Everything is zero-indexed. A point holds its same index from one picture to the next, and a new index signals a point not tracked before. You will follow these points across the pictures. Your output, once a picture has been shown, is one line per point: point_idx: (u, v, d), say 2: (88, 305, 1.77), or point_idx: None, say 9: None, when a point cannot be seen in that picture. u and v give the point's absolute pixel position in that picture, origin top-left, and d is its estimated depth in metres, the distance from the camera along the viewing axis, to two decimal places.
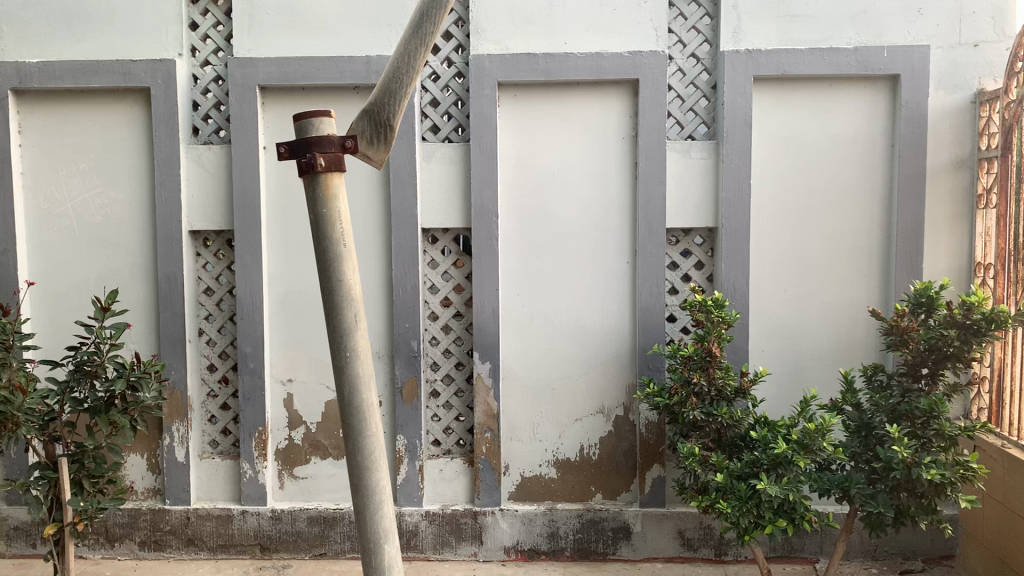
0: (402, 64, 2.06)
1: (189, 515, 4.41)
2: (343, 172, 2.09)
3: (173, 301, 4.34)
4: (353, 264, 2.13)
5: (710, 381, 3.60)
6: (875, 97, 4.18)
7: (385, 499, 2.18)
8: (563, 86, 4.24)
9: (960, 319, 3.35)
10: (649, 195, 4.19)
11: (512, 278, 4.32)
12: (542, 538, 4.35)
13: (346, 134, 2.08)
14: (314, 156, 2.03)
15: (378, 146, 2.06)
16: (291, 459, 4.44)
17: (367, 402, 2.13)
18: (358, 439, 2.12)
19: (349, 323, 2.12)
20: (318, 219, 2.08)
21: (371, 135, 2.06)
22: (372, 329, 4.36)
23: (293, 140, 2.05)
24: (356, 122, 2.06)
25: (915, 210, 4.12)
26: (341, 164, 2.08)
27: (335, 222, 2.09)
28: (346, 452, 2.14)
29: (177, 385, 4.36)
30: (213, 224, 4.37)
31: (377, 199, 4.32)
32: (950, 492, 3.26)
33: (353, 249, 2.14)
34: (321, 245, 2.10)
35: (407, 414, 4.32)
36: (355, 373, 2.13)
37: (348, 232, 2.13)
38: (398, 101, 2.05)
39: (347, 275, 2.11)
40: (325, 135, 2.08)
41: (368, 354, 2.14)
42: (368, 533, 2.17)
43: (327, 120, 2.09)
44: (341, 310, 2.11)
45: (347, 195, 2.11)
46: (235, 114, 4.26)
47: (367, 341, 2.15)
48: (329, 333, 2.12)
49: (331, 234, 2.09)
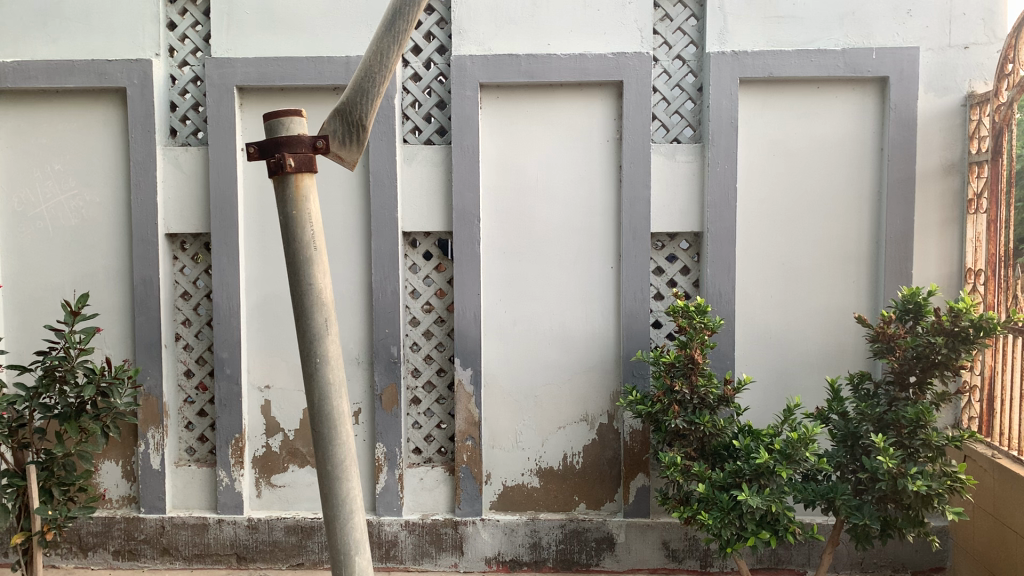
0: (376, 63, 2.00)
1: (164, 524, 4.32)
2: (314, 172, 2.03)
3: (149, 305, 4.26)
4: (324, 269, 2.08)
5: (692, 389, 3.52)
6: (865, 100, 4.10)
7: (357, 509, 2.11)
8: (547, 87, 4.17)
9: (949, 326, 3.27)
10: (634, 199, 4.11)
11: (495, 282, 4.24)
12: (524, 548, 4.25)
13: (318, 134, 2.03)
14: (284, 156, 1.99)
15: (350, 146, 2.02)
16: (269, 467, 4.36)
17: (339, 410, 2.08)
18: (327, 447, 2.05)
19: (320, 329, 2.06)
20: (287, 220, 2.04)
21: (343, 136, 2.01)
22: (351, 335, 4.28)
23: (263, 140, 2.00)
24: (328, 122, 2.01)
25: (904, 215, 4.04)
26: (313, 164, 2.03)
27: (304, 224, 2.04)
28: (316, 461, 2.08)
29: (153, 391, 4.28)
30: (191, 227, 4.30)
31: (357, 202, 4.24)
32: (936, 503, 3.17)
33: (324, 253, 2.07)
34: (291, 248, 2.04)
35: (386, 421, 4.23)
36: (326, 381, 2.07)
37: (319, 235, 2.07)
38: (372, 100, 2.00)
39: (318, 279, 2.06)
40: (295, 135, 2.02)
41: (339, 361, 2.08)
42: (338, 545, 2.09)
43: (299, 120, 2.04)
44: (311, 315, 2.05)
45: (318, 197, 2.06)
46: (213, 115, 4.18)
47: (338, 347, 2.09)
48: (300, 339, 2.06)
49: (300, 237, 2.04)
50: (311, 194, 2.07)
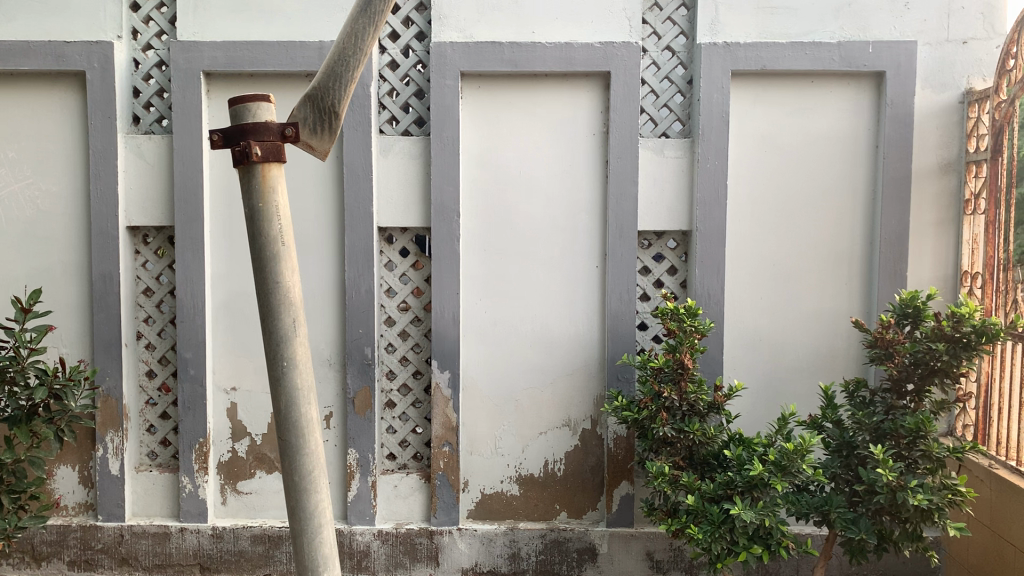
0: (349, 46, 1.81)
1: (122, 532, 4.10)
2: (282, 163, 1.84)
3: (109, 302, 4.04)
4: (293, 265, 1.88)
5: (681, 395, 3.35)
6: (860, 94, 3.95)
7: (327, 524, 1.93)
8: (531, 77, 3.98)
9: (949, 332, 3.12)
10: (621, 195, 3.94)
11: (475, 281, 4.05)
12: (502, 559, 4.08)
13: (287, 121, 1.84)
14: (250, 144, 1.79)
15: (321, 136, 1.85)
16: (234, 474, 4.14)
17: (307, 418, 1.90)
18: (294, 457, 1.87)
19: (288, 330, 1.86)
20: (252, 214, 1.84)
21: (314, 123, 1.84)
22: (323, 335, 4.07)
23: (227, 126, 1.79)
24: (297, 109, 1.83)
25: (900, 215, 3.90)
26: (281, 154, 1.84)
27: (271, 217, 1.85)
28: (282, 472, 1.89)
29: (112, 392, 4.05)
30: (154, 220, 4.07)
31: (330, 196, 4.03)
32: (937, 519, 3.02)
33: (292, 249, 1.88)
34: (256, 242, 1.85)
35: (359, 426, 4.03)
36: (293, 387, 1.88)
37: (287, 227, 1.88)
38: (345, 86, 1.82)
39: (286, 275, 1.86)
40: (263, 122, 1.82)
41: (308, 365, 1.90)
42: (305, 564, 1.92)
43: (266, 105, 1.84)
44: (277, 315, 1.85)
45: (286, 189, 1.87)
46: (178, 101, 3.96)
47: (307, 348, 1.90)
48: (264, 342, 1.87)
49: (266, 231, 1.84)
50: (279, 186, 1.88)
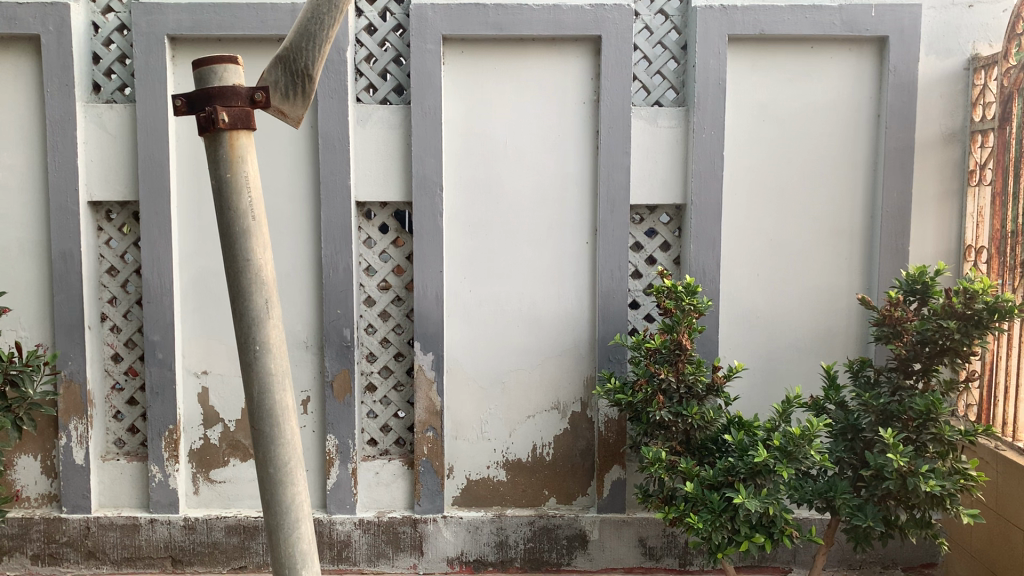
0: (324, 4, 1.75)
1: (89, 524, 3.89)
2: (252, 130, 1.77)
3: (70, 282, 3.80)
4: (264, 242, 1.80)
5: (678, 377, 3.19)
6: (862, 60, 3.78)
7: (303, 515, 1.87)
8: (517, 42, 3.77)
9: (961, 309, 2.97)
10: (612, 167, 3.74)
11: (460, 259, 3.85)
12: (489, 548, 3.91)
13: (257, 85, 1.77)
14: (216, 109, 1.72)
15: (294, 101, 1.78)
16: (207, 462, 3.95)
17: (283, 405, 1.83)
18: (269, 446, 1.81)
19: (260, 312, 1.79)
20: (220, 184, 1.77)
21: (286, 88, 1.77)
22: (299, 317, 3.86)
23: (192, 91, 1.73)
24: (268, 72, 1.76)
25: (901, 187, 3.74)
26: (250, 121, 1.77)
27: (241, 189, 1.77)
28: (256, 461, 1.84)
29: (75, 377, 3.83)
30: (117, 194, 3.83)
31: (305, 168, 3.80)
32: (950, 505, 2.87)
33: (264, 224, 1.80)
34: (225, 217, 1.77)
35: (338, 411, 3.84)
36: (267, 371, 1.82)
37: (258, 202, 1.80)
38: (319, 46, 1.75)
39: (258, 254, 1.79)
40: (230, 86, 1.75)
41: (282, 348, 1.83)
42: (281, 556, 1.86)
43: (234, 68, 1.77)
44: (248, 296, 1.78)
45: (256, 158, 1.80)
46: (141, 68, 3.71)
47: (281, 330, 1.84)
48: (236, 323, 1.80)
49: (236, 204, 1.76)
50: (248, 155, 1.80)
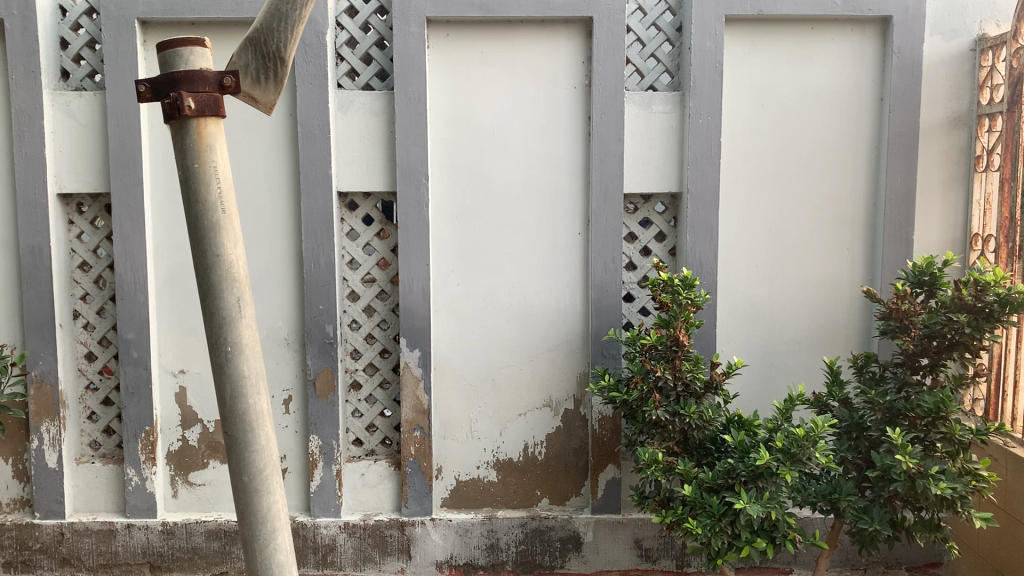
0: None
1: (62, 530, 3.73)
2: (220, 117, 1.70)
3: (39, 278, 3.64)
4: (236, 236, 1.73)
5: (676, 374, 3.05)
6: (864, 41, 3.62)
7: (280, 521, 1.81)
8: (504, 24, 3.60)
9: (971, 302, 2.82)
10: (604, 155, 3.59)
11: (447, 251, 3.70)
12: (480, 551, 3.77)
13: (226, 69, 1.71)
14: (182, 95, 1.65)
15: (265, 85, 1.72)
16: (186, 464, 3.80)
17: (257, 409, 1.76)
18: (241, 449, 1.74)
19: (231, 310, 1.72)
20: (188, 175, 1.69)
21: (257, 73, 1.71)
22: (279, 313, 3.70)
23: (157, 76, 1.66)
24: (238, 55, 1.70)
25: (905, 174, 3.59)
26: (219, 108, 1.70)
27: (209, 178, 1.69)
28: (229, 466, 1.77)
29: (47, 377, 3.67)
30: (88, 186, 3.66)
31: (283, 157, 3.63)
32: (961, 508, 2.74)
33: (235, 218, 1.73)
34: (193, 209, 1.70)
35: (322, 410, 3.69)
36: (239, 373, 1.74)
37: (230, 195, 1.73)
38: (291, 27, 1.69)
39: (229, 249, 1.72)
40: (197, 70, 1.68)
41: (255, 348, 1.76)
42: (256, 564, 1.80)
43: (202, 50, 1.70)
44: (219, 293, 1.71)
45: (225, 146, 1.72)
46: (110, 53, 3.53)
47: (254, 329, 1.76)
48: (206, 322, 1.73)
49: (204, 196, 1.69)
50: (217, 144, 1.72)
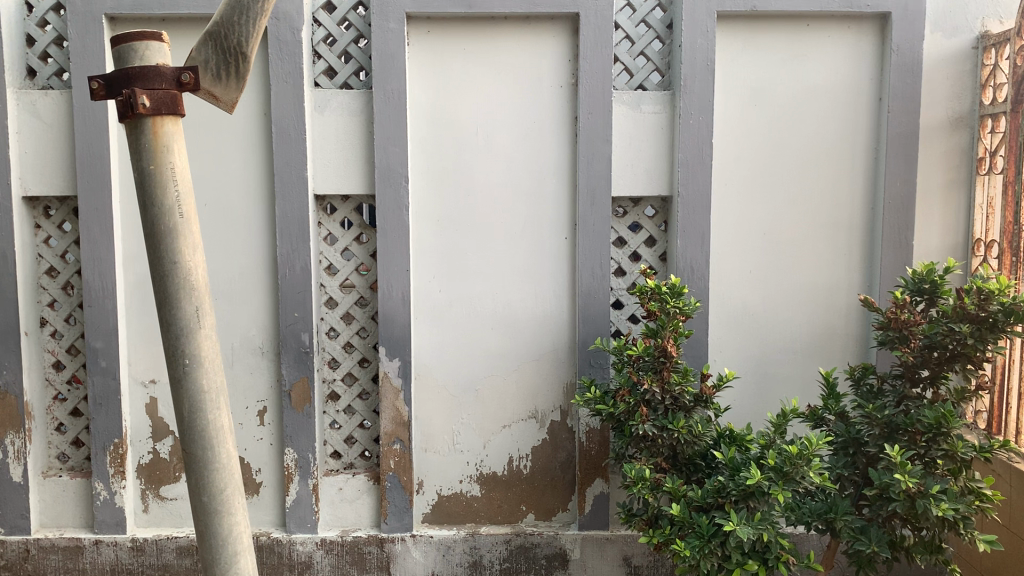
0: None
1: (28, 547, 3.59)
2: (179, 116, 1.57)
3: (3, 285, 3.50)
4: (195, 242, 1.60)
5: (664, 387, 2.91)
6: (861, 39, 3.48)
7: (242, 551, 1.68)
8: (487, 20, 3.46)
9: (973, 311, 2.68)
10: (592, 157, 3.45)
11: (428, 256, 3.55)
12: (462, 568, 3.63)
13: (183, 65, 1.58)
14: (137, 92, 1.52)
15: (226, 83, 1.59)
16: (157, 477, 3.65)
17: (216, 426, 1.63)
18: (198, 472, 1.61)
19: (190, 322, 1.59)
20: (142, 177, 1.56)
21: (217, 69, 1.58)
22: (253, 320, 3.56)
23: (110, 72, 1.53)
24: (197, 51, 1.57)
25: (904, 177, 3.45)
26: (177, 106, 1.57)
27: (166, 181, 1.56)
28: (187, 490, 1.63)
29: (11, 388, 3.52)
30: (54, 189, 3.52)
31: (258, 159, 3.50)
32: (963, 529, 2.60)
33: (192, 222, 1.60)
34: (148, 215, 1.56)
35: (297, 422, 3.54)
36: (198, 390, 1.61)
37: (190, 198, 1.60)
38: (253, 21, 1.56)
39: (186, 257, 1.58)
40: (154, 66, 1.55)
41: (216, 364, 1.63)
42: None
43: (160, 45, 1.57)
44: (176, 303, 1.58)
45: (184, 149, 1.59)
46: (77, 50, 3.39)
47: (214, 342, 1.63)
48: (162, 335, 1.59)
49: (160, 201, 1.56)
50: (175, 145, 1.59)
